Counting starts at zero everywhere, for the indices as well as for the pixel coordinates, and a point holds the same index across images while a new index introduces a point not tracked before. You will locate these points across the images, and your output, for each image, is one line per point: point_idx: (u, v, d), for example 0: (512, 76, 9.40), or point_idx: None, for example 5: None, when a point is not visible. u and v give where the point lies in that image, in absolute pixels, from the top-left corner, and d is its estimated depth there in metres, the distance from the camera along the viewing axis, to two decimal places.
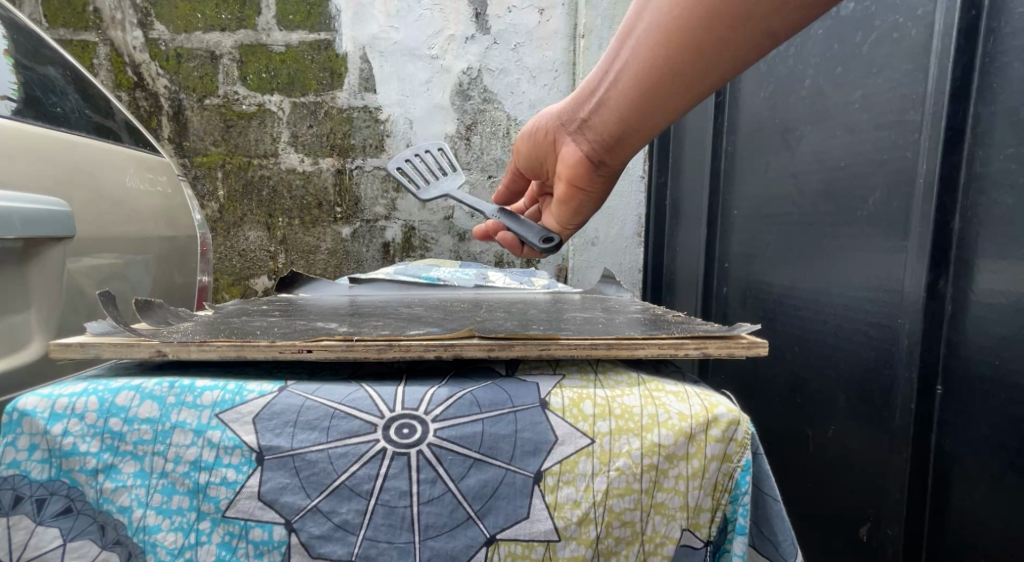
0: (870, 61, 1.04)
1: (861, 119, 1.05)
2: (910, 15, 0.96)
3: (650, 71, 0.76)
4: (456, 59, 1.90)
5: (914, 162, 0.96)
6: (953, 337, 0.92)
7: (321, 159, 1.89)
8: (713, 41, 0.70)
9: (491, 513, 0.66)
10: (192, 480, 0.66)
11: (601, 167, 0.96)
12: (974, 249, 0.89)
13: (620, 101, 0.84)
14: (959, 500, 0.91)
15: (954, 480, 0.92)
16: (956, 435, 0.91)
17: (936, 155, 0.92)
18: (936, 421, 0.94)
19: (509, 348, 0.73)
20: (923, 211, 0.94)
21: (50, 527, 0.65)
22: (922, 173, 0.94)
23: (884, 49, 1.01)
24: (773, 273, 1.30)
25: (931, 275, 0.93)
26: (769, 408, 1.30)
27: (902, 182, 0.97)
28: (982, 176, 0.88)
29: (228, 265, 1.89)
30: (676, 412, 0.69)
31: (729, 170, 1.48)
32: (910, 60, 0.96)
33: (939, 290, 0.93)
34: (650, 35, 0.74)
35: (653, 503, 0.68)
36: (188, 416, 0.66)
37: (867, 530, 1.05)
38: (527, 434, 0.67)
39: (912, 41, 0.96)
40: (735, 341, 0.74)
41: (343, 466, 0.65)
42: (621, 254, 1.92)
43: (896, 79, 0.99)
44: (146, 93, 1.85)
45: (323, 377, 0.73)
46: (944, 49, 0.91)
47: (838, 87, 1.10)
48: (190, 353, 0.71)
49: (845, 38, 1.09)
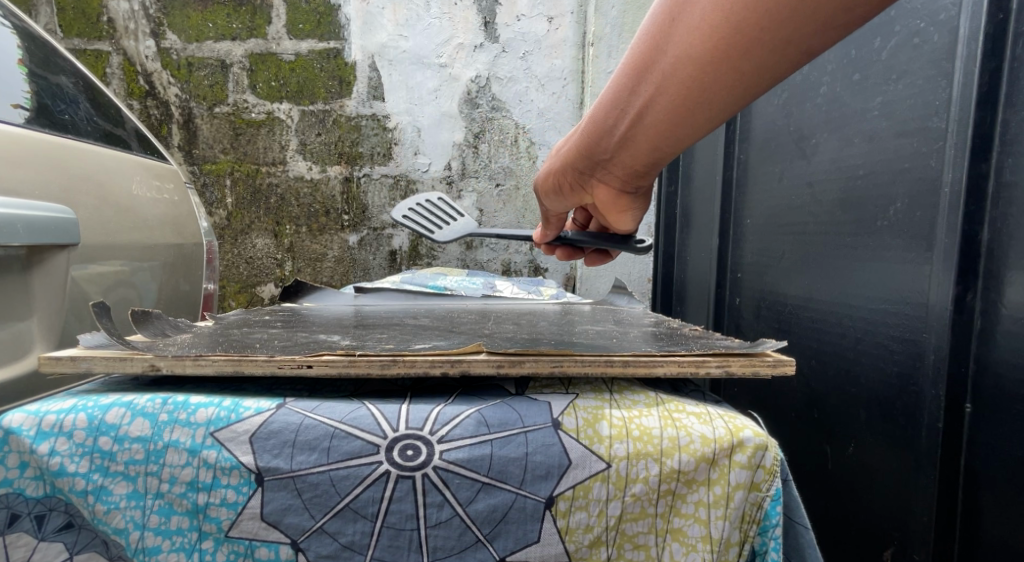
0: (890, 67, 1.01)
1: (882, 127, 1.02)
2: (932, 20, 0.93)
3: (681, 106, 0.68)
4: (465, 67, 1.88)
5: (937, 170, 0.93)
6: (982, 353, 0.88)
7: (329, 167, 1.87)
8: (757, 56, 0.62)
9: (500, 537, 0.64)
10: (190, 501, 0.64)
11: (636, 193, 0.89)
12: (1004, 262, 0.86)
13: (647, 141, 0.75)
14: (990, 526, 0.88)
15: (985, 506, 0.88)
16: (987, 458, 0.88)
17: (963, 162, 0.89)
18: (967, 444, 0.91)
19: (519, 365, 0.70)
20: (948, 221, 0.91)
21: (53, 542, 0.64)
22: (947, 183, 0.91)
23: (904, 55, 0.98)
24: (788, 285, 1.27)
25: (957, 287, 0.90)
26: (785, 423, 1.27)
27: (925, 192, 0.94)
28: (1011, 186, 0.84)
29: (234, 272, 1.88)
30: (698, 436, 0.65)
31: (742, 179, 1.45)
32: (933, 66, 0.93)
33: (967, 303, 0.90)
34: (680, 69, 0.65)
35: (670, 528, 0.66)
36: (181, 435, 0.64)
37: (891, 555, 1.01)
38: (538, 458, 0.64)
39: (934, 47, 0.93)
40: (760, 359, 0.71)
41: (346, 488, 0.63)
42: (631, 263, 1.87)
43: (917, 86, 0.96)
44: (157, 102, 1.84)
45: (324, 394, 0.70)
46: (970, 54, 0.88)
47: (856, 94, 1.08)
48: (185, 368, 0.68)
49: (863, 45, 1.06)
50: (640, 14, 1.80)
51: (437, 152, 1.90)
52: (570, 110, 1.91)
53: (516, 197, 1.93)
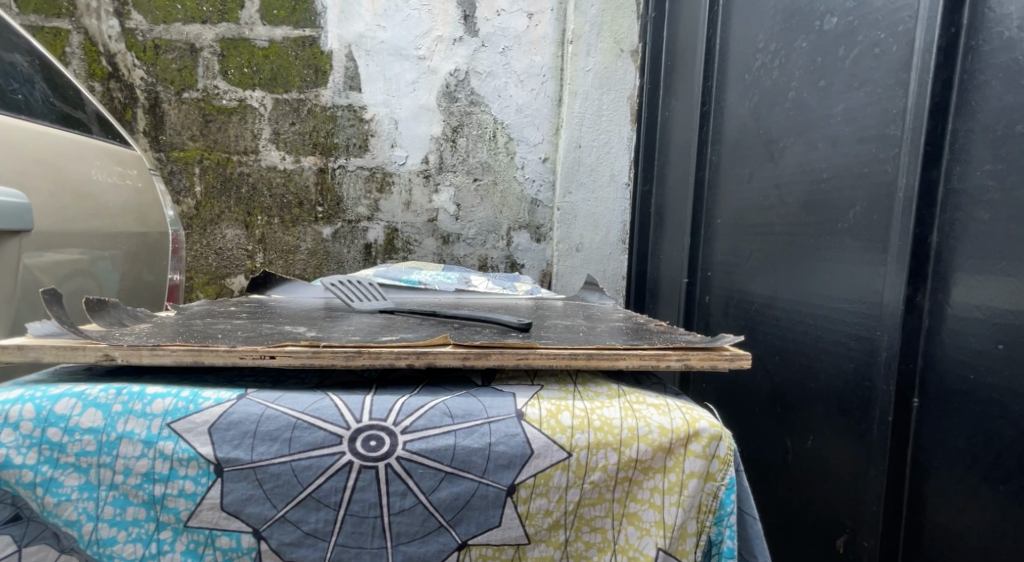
0: (853, 75, 1.02)
1: (844, 132, 1.03)
2: (891, 31, 0.95)
3: None
4: (444, 60, 1.86)
5: (893, 176, 0.94)
6: (930, 350, 0.90)
7: (303, 157, 1.84)
8: None
9: (463, 522, 0.65)
10: (147, 492, 0.63)
11: None
12: (951, 263, 0.87)
13: None
14: (936, 514, 0.89)
15: (929, 494, 0.90)
16: (932, 449, 0.90)
17: (916, 169, 0.90)
18: (914, 437, 0.92)
19: (486, 357, 0.69)
20: (902, 225, 0.92)
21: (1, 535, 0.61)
22: (902, 188, 0.92)
23: (865, 64, 1.00)
24: (754, 283, 1.28)
25: (909, 288, 0.91)
26: (748, 416, 1.28)
27: (881, 197, 0.96)
28: (960, 192, 0.86)
29: (203, 264, 1.83)
30: (656, 426, 0.67)
31: (713, 179, 1.46)
32: (891, 76, 0.95)
33: (916, 303, 0.91)
34: None
35: (626, 512, 0.68)
36: (136, 426, 0.62)
37: (844, 542, 1.02)
38: (501, 448, 0.65)
39: (893, 57, 0.95)
40: (718, 354, 0.73)
41: (308, 478, 0.63)
42: (605, 261, 1.87)
43: (877, 94, 0.97)
44: (121, 85, 1.78)
45: (287, 385, 0.69)
46: (924, 65, 0.89)
47: (821, 100, 1.09)
48: (142, 359, 0.66)
49: (829, 52, 1.07)
50: (618, 13, 1.80)
51: (414, 145, 1.88)
52: (549, 107, 1.90)
53: (494, 193, 1.92)
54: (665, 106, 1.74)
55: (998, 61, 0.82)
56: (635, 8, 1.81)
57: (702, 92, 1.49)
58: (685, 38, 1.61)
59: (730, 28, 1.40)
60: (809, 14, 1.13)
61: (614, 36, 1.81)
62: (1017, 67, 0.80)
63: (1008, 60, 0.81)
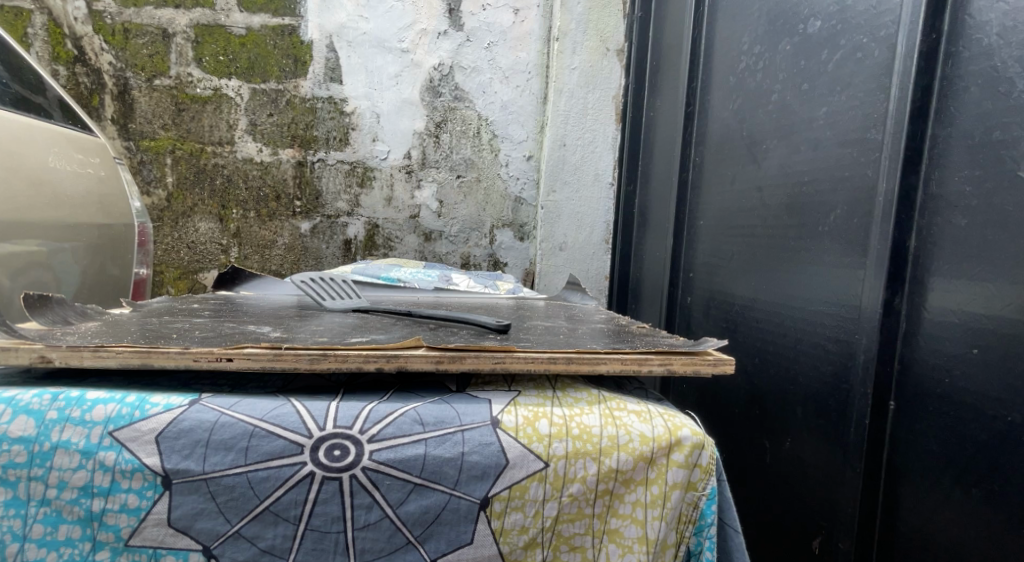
0: (835, 79, 0.99)
1: (826, 136, 1.01)
2: (874, 36, 0.92)
3: None
4: (428, 54, 1.81)
5: (874, 180, 0.91)
6: (906, 355, 0.87)
7: (281, 150, 1.78)
8: None
9: (433, 539, 0.60)
10: (83, 508, 0.58)
11: None
12: (928, 267, 0.85)
13: None
14: (908, 515, 0.86)
15: (902, 496, 0.88)
16: (906, 451, 0.87)
17: (896, 173, 0.87)
18: (889, 439, 0.89)
19: (459, 361, 0.65)
20: (881, 228, 0.89)
21: None
22: (881, 191, 0.90)
23: (848, 68, 0.97)
24: (736, 284, 1.24)
25: (886, 291, 0.88)
26: (728, 416, 1.24)
27: (862, 200, 0.93)
28: (938, 197, 0.84)
29: (174, 257, 1.76)
30: (637, 434, 0.64)
31: (697, 180, 1.43)
32: (873, 81, 0.92)
33: (894, 307, 0.88)
34: None
35: (607, 529, 0.64)
36: (74, 435, 0.58)
37: (819, 543, 0.99)
38: (475, 458, 0.61)
39: (875, 62, 0.92)
40: (701, 358, 0.70)
41: (266, 490, 0.59)
42: (588, 260, 1.82)
43: (858, 99, 0.95)
44: (87, 69, 1.70)
45: (247, 389, 0.65)
46: (905, 71, 0.86)
47: (804, 103, 1.06)
48: (83, 360, 0.62)
49: (812, 56, 1.04)
50: (604, 12, 1.76)
51: (396, 139, 1.83)
52: (533, 105, 1.87)
53: (478, 190, 1.87)
54: (650, 106, 1.70)
55: (977, 67, 0.80)
56: (621, 6, 1.77)
57: (686, 92, 1.46)
58: (670, 37, 1.57)
59: (716, 28, 1.37)
60: (793, 16, 1.10)
61: (600, 34, 1.76)
62: (996, 74, 0.77)
63: (987, 67, 0.78)
